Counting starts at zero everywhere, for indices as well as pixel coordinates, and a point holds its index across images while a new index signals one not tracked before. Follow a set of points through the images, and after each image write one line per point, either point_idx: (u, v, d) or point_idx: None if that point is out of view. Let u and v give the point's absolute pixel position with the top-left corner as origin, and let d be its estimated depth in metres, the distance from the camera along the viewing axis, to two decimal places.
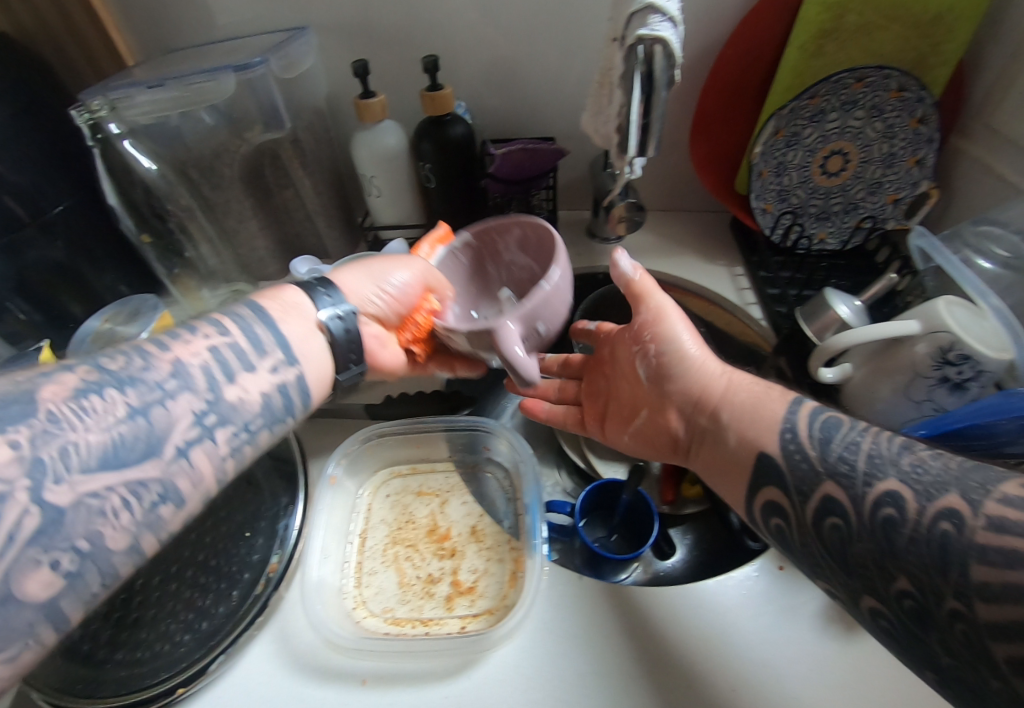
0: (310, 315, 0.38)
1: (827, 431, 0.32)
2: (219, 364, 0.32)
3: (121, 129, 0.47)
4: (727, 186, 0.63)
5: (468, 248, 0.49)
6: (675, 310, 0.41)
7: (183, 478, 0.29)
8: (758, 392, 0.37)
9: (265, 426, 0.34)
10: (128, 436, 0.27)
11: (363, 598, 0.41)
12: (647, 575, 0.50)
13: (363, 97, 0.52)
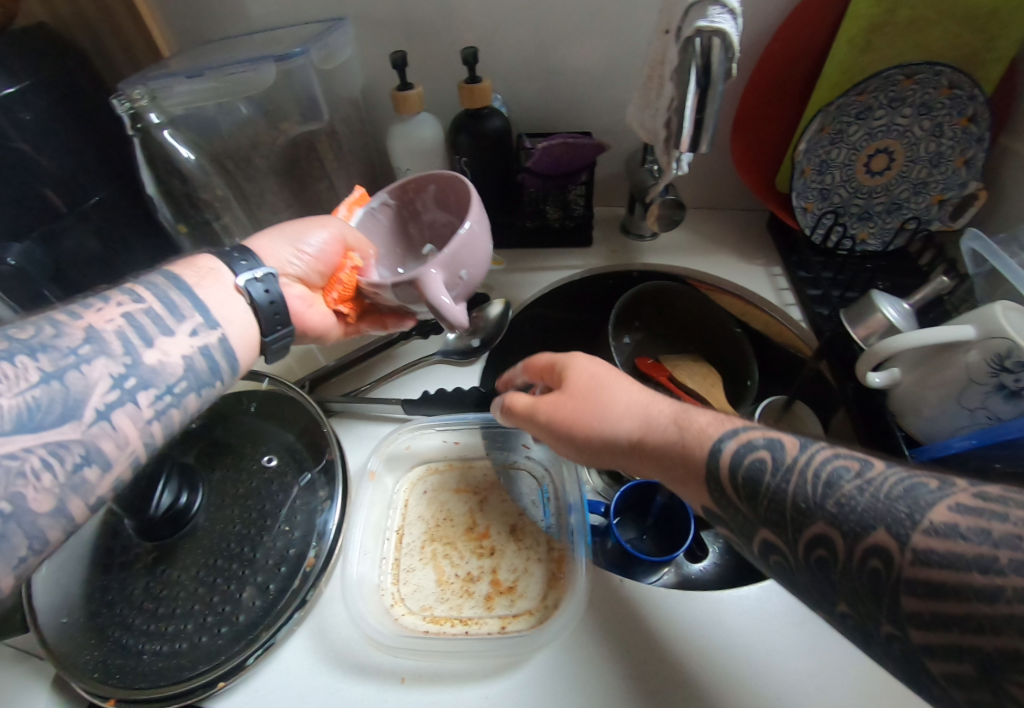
0: (230, 280, 0.39)
1: (755, 472, 0.25)
2: (134, 330, 0.33)
3: (162, 119, 0.46)
4: (767, 184, 0.61)
5: (388, 207, 0.49)
6: (561, 394, 0.37)
7: (106, 440, 0.30)
8: (681, 426, 0.30)
9: (190, 389, 0.35)
10: (43, 400, 0.28)
11: (401, 596, 0.41)
12: (678, 579, 0.50)
13: (400, 89, 0.51)
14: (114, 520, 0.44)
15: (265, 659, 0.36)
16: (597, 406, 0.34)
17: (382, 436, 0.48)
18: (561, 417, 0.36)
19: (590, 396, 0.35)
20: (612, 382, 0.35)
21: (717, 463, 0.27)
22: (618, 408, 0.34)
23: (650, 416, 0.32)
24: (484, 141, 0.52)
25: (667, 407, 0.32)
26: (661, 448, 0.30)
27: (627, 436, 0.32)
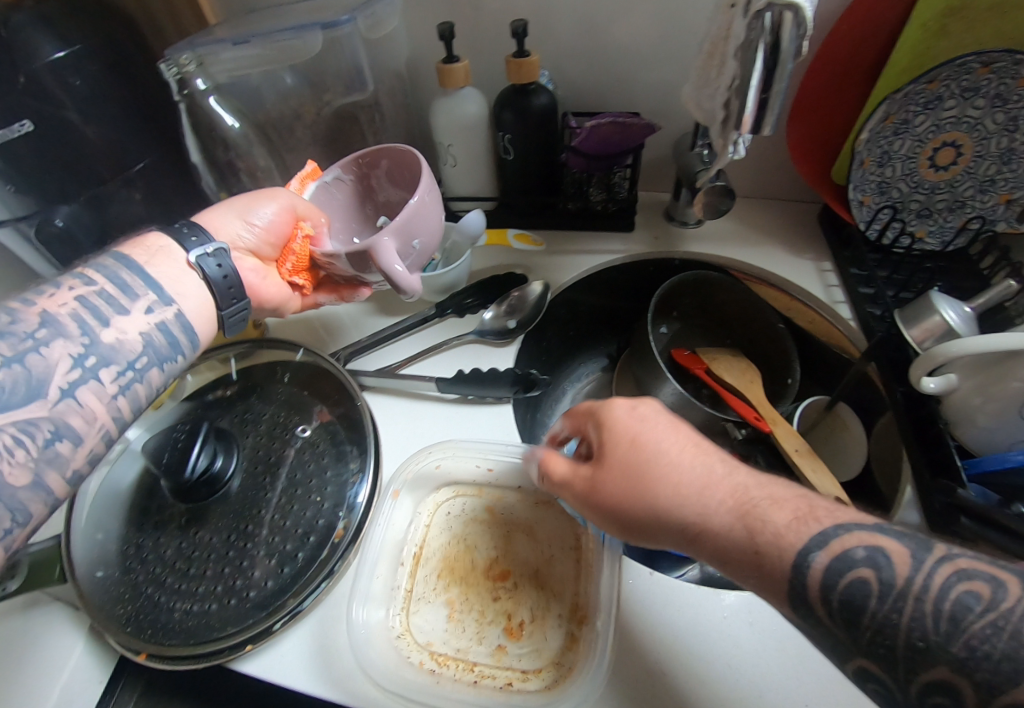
0: (179, 257, 0.38)
1: (855, 592, 0.23)
2: (89, 311, 0.33)
3: (208, 85, 0.46)
4: (823, 173, 0.59)
5: (343, 181, 0.48)
6: (619, 455, 0.32)
7: (75, 416, 0.31)
8: (757, 527, 0.26)
9: (152, 364, 0.35)
10: (6, 382, 0.29)
11: (410, 623, 0.38)
12: (703, 575, 0.46)
13: (446, 61, 0.50)
14: (148, 479, 0.45)
15: (291, 626, 0.36)
16: (661, 483, 0.29)
17: (411, 454, 0.44)
18: (604, 492, 0.32)
19: (634, 471, 0.31)
20: (661, 452, 0.31)
21: (806, 579, 0.24)
22: (670, 487, 0.29)
23: (709, 503, 0.28)
24: (528, 119, 0.51)
25: (737, 489, 0.28)
26: (729, 549, 0.26)
27: (687, 524, 0.28)
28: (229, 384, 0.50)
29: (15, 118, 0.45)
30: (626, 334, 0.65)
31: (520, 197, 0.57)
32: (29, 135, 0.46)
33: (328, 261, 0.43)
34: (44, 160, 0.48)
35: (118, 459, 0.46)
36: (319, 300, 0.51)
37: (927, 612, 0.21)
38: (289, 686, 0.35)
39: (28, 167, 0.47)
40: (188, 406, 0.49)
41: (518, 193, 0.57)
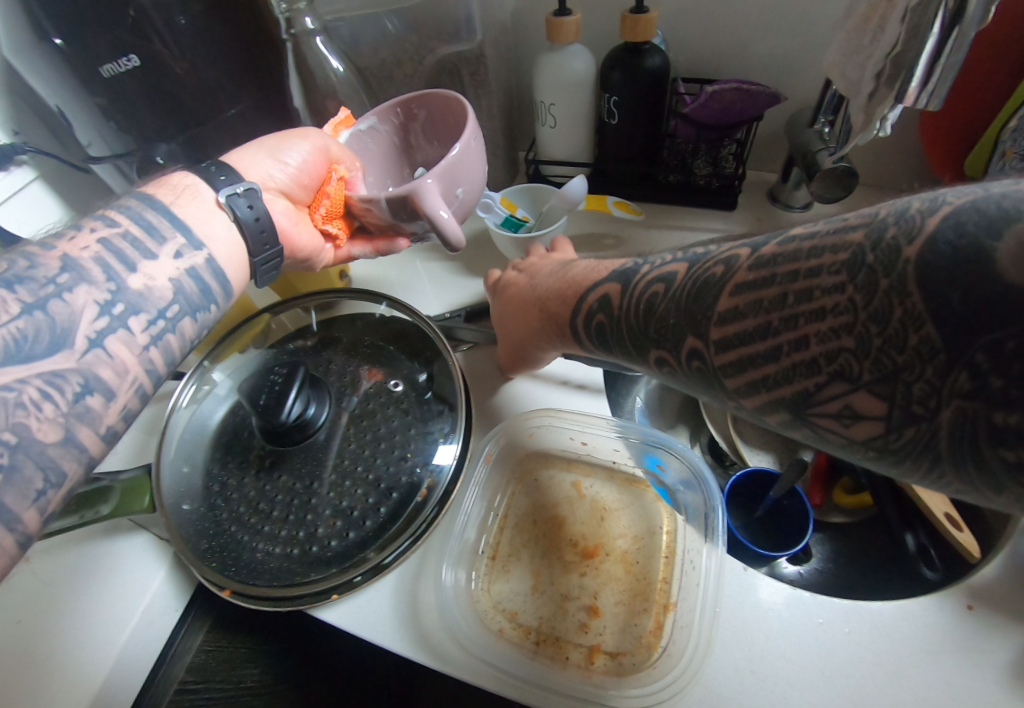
0: (208, 197, 0.38)
1: (613, 294, 0.31)
2: (112, 256, 0.32)
3: (316, 24, 0.45)
4: (955, 164, 0.55)
5: (376, 130, 0.46)
6: (507, 293, 0.44)
7: (104, 367, 0.30)
8: (565, 286, 0.36)
9: (183, 313, 0.35)
10: (29, 331, 0.28)
11: (492, 586, 0.37)
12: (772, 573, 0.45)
13: (559, 13, 0.47)
14: (235, 421, 0.45)
15: (375, 580, 0.36)
16: (522, 294, 0.41)
17: (505, 420, 0.43)
18: (506, 333, 0.43)
19: (510, 304, 0.42)
20: (528, 273, 0.43)
21: (580, 305, 0.34)
22: (531, 288, 0.40)
23: (540, 292, 0.39)
24: (639, 80, 0.47)
25: (564, 270, 0.38)
26: (543, 306, 0.38)
27: (535, 305, 0.39)
28: (309, 335, 0.50)
29: (121, 53, 0.44)
30: None
31: (618, 166, 0.55)
32: (134, 71, 0.46)
33: (364, 206, 0.41)
34: (146, 98, 0.48)
35: (206, 399, 0.46)
36: (355, 252, 0.49)
37: (637, 301, 0.28)
38: (373, 639, 0.34)
39: (131, 104, 0.47)
40: (272, 353, 0.49)
41: (616, 161, 0.55)
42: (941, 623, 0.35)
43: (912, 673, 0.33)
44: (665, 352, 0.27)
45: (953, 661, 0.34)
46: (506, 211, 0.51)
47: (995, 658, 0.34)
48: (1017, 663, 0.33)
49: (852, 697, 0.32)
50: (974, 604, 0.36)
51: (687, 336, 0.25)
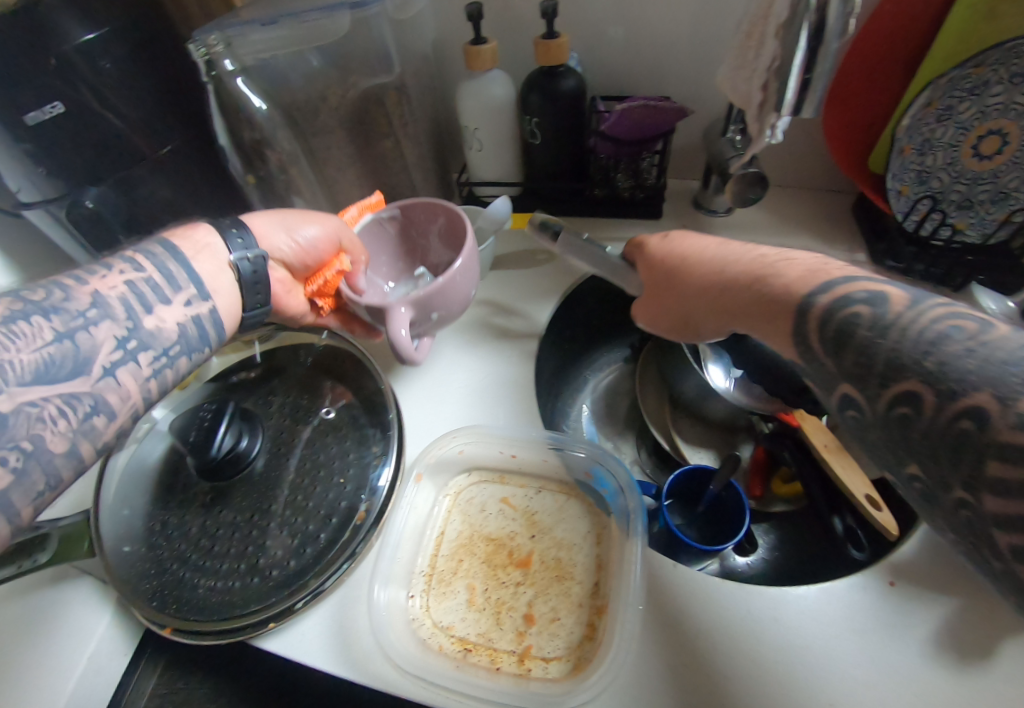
0: (221, 255, 0.38)
1: (854, 322, 0.25)
2: (136, 297, 0.33)
3: (235, 66, 0.46)
4: (859, 165, 0.59)
5: (396, 221, 0.49)
6: (678, 260, 0.40)
7: (112, 394, 0.31)
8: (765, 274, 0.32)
9: (184, 354, 0.35)
10: (56, 357, 0.29)
11: (430, 605, 0.37)
12: (722, 569, 0.47)
13: (474, 42, 0.50)
14: (178, 459, 0.45)
15: (315, 604, 0.37)
16: (702, 266, 0.38)
17: (433, 439, 0.43)
18: (668, 295, 0.41)
19: (680, 271, 0.39)
20: (708, 241, 0.40)
21: (815, 307, 0.27)
22: (700, 265, 0.38)
23: (728, 270, 0.35)
24: (557, 101, 0.50)
25: (761, 260, 0.33)
26: (741, 284, 0.33)
27: (707, 300, 0.36)
28: (253, 367, 0.51)
29: (46, 100, 0.44)
30: None
31: (546, 182, 0.57)
32: (61, 117, 0.46)
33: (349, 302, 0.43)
34: (74, 143, 0.48)
35: (146, 437, 0.47)
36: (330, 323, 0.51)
37: (918, 330, 0.23)
38: (312, 666, 0.35)
39: (59, 149, 0.47)
40: (215, 389, 0.49)
41: (545, 177, 0.56)
42: (866, 602, 0.37)
43: (839, 654, 0.35)
44: (915, 395, 0.22)
45: (879, 637, 0.35)
46: None
47: (917, 631, 0.35)
48: (936, 635, 0.35)
49: (783, 681, 0.33)
50: (896, 580, 0.38)
51: (978, 390, 0.19)
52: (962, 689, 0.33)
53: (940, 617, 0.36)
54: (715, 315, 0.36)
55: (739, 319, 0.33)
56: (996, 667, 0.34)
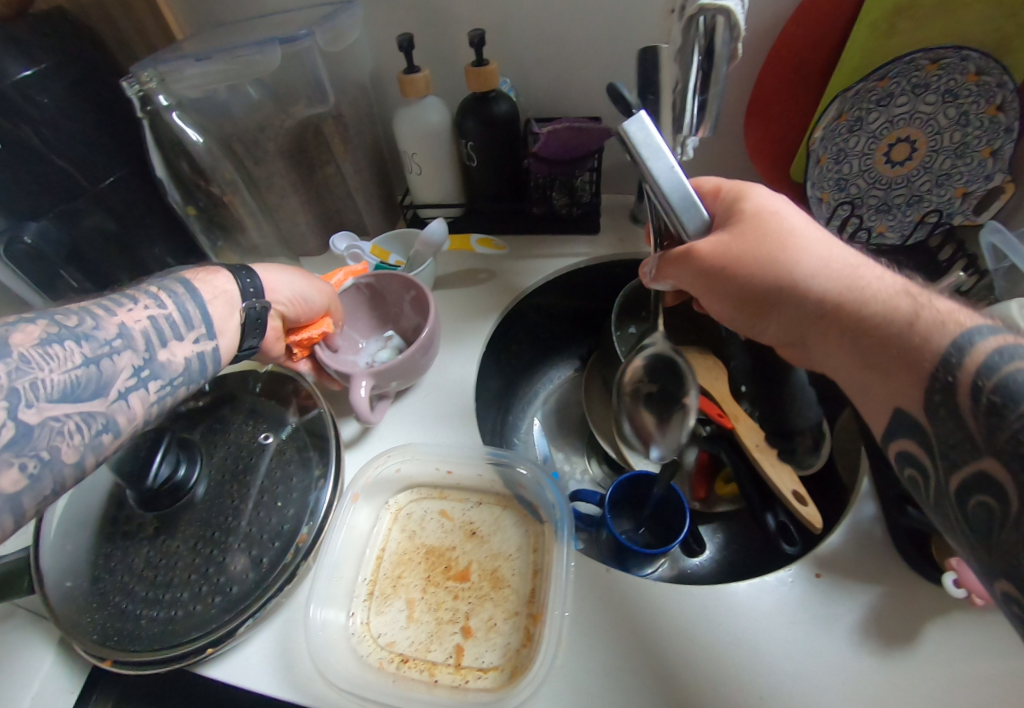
0: (235, 300, 0.39)
1: (1013, 391, 0.21)
2: (157, 330, 0.34)
3: (170, 101, 0.47)
4: (783, 175, 0.62)
5: (371, 288, 0.52)
6: (777, 244, 0.34)
7: (122, 416, 0.31)
8: (908, 305, 0.28)
9: (185, 385, 0.36)
10: (83, 378, 0.29)
11: (371, 622, 0.38)
12: (673, 572, 0.50)
13: (408, 72, 0.51)
14: (119, 491, 0.45)
15: (257, 629, 0.37)
16: (813, 268, 0.33)
17: (370, 459, 0.45)
18: (748, 273, 0.34)
19: (777, 257, 0.34)
20: (810, 233, 0.35)
21: (965, 359, 0.24)
22: (804, 268, 0.33)
23: (849, 281, 0.31)
24: (491, 125, 0.52)
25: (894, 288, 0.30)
26: (872, 306, 0.29)
27: (804, 309, 0.33)
28: (201, 395, 0.50)
29: None
30: (593, 336, 0.66)
31: (486, 203, 0.59)
32: None
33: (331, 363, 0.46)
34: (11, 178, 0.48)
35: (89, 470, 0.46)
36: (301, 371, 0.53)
37: None
38: (255, 691, 0.35)
39: None
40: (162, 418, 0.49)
41: (486, 197, 0.58)
42: (792, 595, 0.39)
43: (766, 645, 0.36)
44: None
45: (806, 627, 0.37)
46: (378, 258, 0.55)
47: (844, 620, 0.37)
48: (861, 622, 0.37)
49: (710, 677, 0.35)
50: (821, 572, 0.40)
51: None
52: (885, 673, 0.35)
53: (864, 605, 0.38)
54: (808, 320, 0.33)
55: (850, 342, 0.30)
56: (918, 650, 0.36)
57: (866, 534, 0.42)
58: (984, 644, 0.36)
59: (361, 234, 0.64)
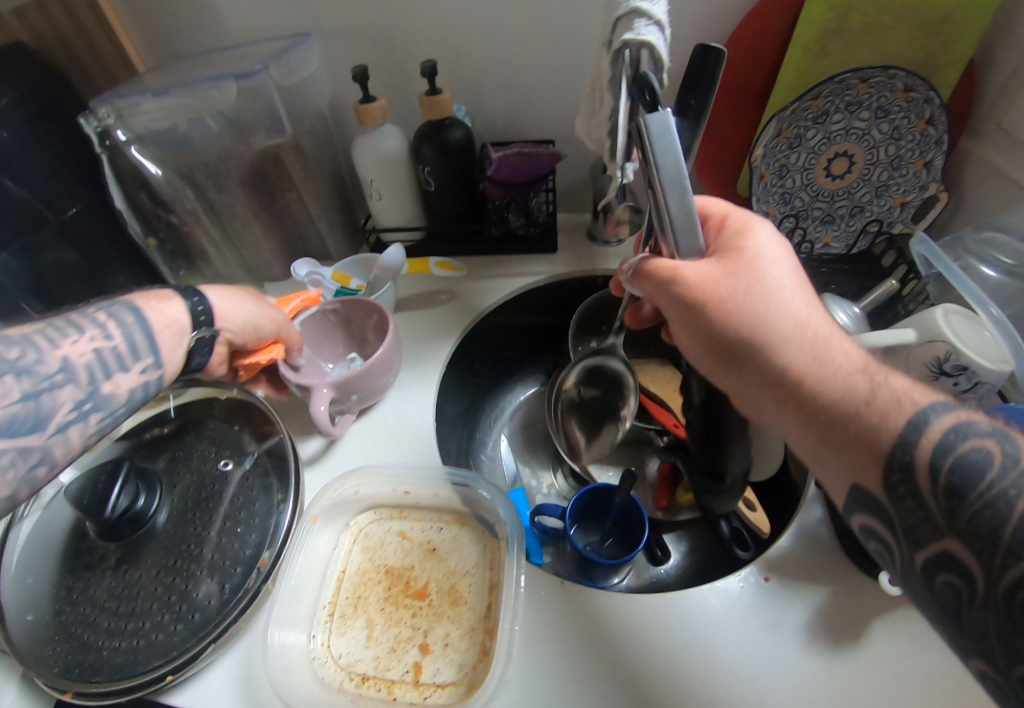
0: (183, 329, 0.40)
1: (970, 472, 0.24)
2: (102, 364, 0.34)
3: (128, 135, 0.48)
4: (730, 189, 0.65)
5: (338, 313, 0.52)
6: (763, 300, 0.33)
7: (60, 448, 0.32)
8: (874, 399, 0.28)
9: (126, 415, 0.37)
10: (20, 413, 0.30)
11: (331, 645, 0.39)
12: (640, 582, 0.50)
13: (364, 101, 0.53)
14: (82, 522, 0.45)
15: (219, 654, 0.37)
16: (792, 335, 0.32)
17: (328, 482, 0.46)
18: (729, 318, 0.33)
19: (761, 312, 0.33)
20: (798, 298, 0.34)
21: (922, 438, 0.26)
22: (782, 330, 0.32)
23: (823, 356, 0.31)
24: (447, 150, 0.54)
25: (862, 372, 0.30)
26: (844, 389, 0.29)
27: (772, 368, 0.32)
28: (166, 422, 0.51)
29: None
30: (557, 353, 0.68)
31: (447, 227, 0.60)
32: None
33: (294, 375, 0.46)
34: None
35: (49, 504, 0.45)
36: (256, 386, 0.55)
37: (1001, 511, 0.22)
38: None
39: None
40: (126, 447, 0.49)
41: (446, 220, 0.60)
42: (741, 598, 0.40)
43: (716, 650, 0.37)
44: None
45: (756, 630, 0.38)
46: (339, 283, 0.56)
47: (793, 621, 0.39)
48: (810, 623, 0.39)
49: (661, 683, 0.36)
50: (769, 576, 0.41)
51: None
52: (834, 671, 0.36)
53: (812, 606, 0.39)
54: (770, 382, 0.32)
55: (810, 417, 0.30)
56: (865, 646, 0.37)
57: (813, 536, 0.44)
58: (926, 636, 0.38)
59: (327, 258, 0.66)
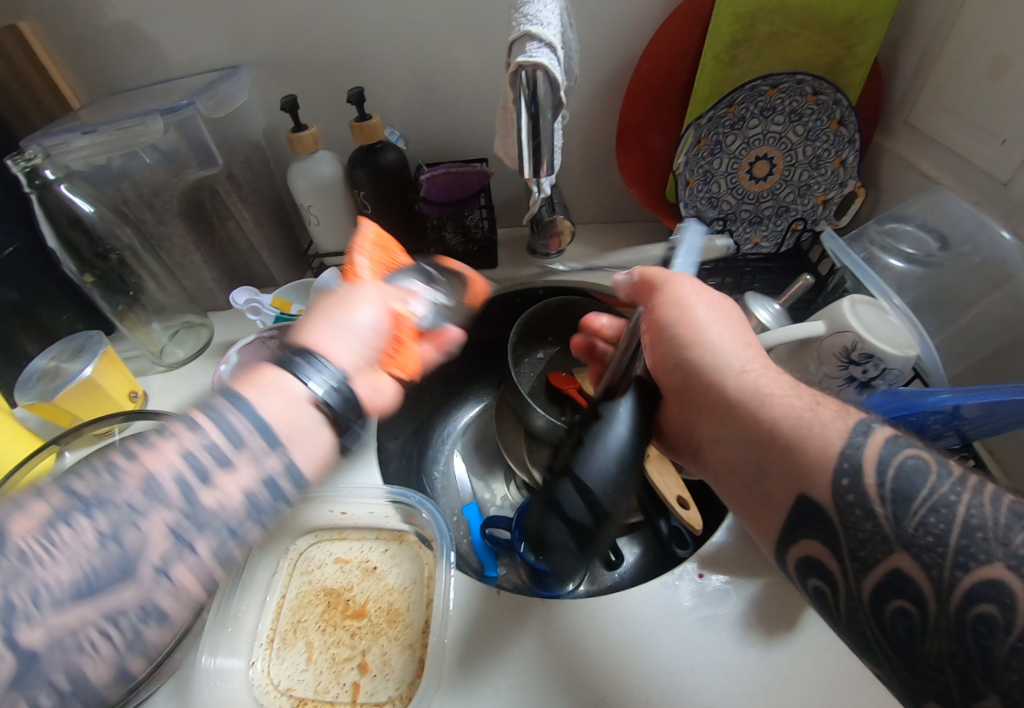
0: (295, 388, 0.28)
1: (913, 477, 0.25)
2: (193, 468, 0.24)
3: (57, 174, 0.48)
4: (660, 196, 0.67)
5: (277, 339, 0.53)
6: (725, 314, 0.38)
7: (167, 596, 0.22)
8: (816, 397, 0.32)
9: (259, 524, 0.25)
10: (97, 567, 0.21)
11: (270, 671, 0.38)
12: (596, 586, 0.50)
13: (295, 129, 0.54)
14: None
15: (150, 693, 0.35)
16: (747, 344, 0.36)
17: None
18: (700, 316, 0.37)
19: (724, 323, 0.37)
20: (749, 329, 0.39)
21: (870, 444, 0.27)
22: (739, 340, 0.37)
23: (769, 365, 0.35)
24: (382, 172, 0.55)
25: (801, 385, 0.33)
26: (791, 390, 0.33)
27: (731, 360, 0.35)
28: None
29: None
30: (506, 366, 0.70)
31: None
32: None
33: None
34: None
35: None
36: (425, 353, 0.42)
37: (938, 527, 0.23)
38: None
39: None
40: None
41: None
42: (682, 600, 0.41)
43: (649, 649, 0.38)
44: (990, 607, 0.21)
45: (691, 628, 0.39)
46: (279, 309, 0.57)
47: (729, 616, 0.40)
48: (745, 616, 0.40)
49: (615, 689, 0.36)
50: (704, 572, 0.43)
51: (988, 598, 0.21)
52: (765, 661, 0.37)
53: (746, 598, 0.41)
54: (729, 371, 0.34)
55: (764, 399, 0.32)
56: (799, 636, 0.38)
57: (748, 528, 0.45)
58: None
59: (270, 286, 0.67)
